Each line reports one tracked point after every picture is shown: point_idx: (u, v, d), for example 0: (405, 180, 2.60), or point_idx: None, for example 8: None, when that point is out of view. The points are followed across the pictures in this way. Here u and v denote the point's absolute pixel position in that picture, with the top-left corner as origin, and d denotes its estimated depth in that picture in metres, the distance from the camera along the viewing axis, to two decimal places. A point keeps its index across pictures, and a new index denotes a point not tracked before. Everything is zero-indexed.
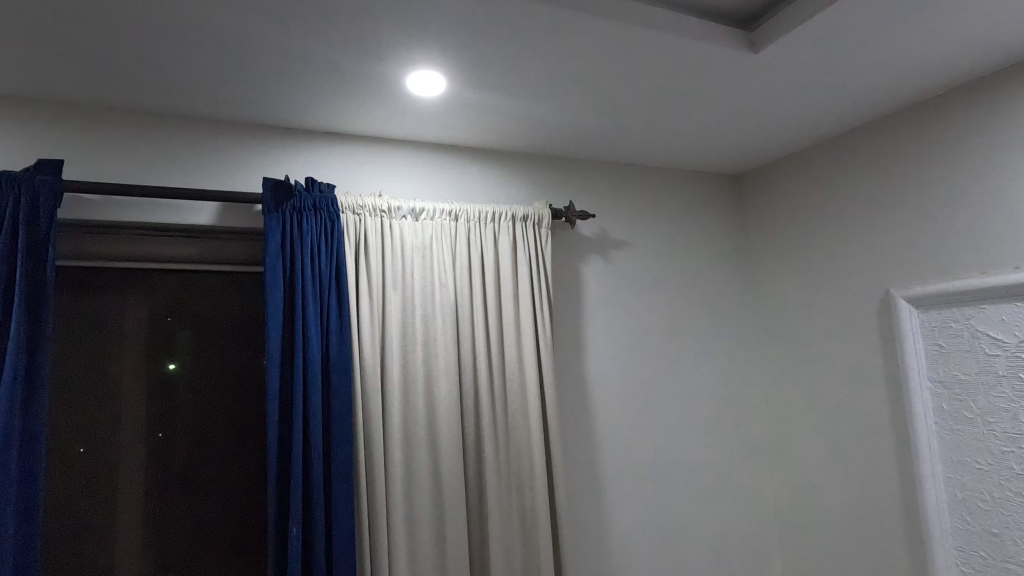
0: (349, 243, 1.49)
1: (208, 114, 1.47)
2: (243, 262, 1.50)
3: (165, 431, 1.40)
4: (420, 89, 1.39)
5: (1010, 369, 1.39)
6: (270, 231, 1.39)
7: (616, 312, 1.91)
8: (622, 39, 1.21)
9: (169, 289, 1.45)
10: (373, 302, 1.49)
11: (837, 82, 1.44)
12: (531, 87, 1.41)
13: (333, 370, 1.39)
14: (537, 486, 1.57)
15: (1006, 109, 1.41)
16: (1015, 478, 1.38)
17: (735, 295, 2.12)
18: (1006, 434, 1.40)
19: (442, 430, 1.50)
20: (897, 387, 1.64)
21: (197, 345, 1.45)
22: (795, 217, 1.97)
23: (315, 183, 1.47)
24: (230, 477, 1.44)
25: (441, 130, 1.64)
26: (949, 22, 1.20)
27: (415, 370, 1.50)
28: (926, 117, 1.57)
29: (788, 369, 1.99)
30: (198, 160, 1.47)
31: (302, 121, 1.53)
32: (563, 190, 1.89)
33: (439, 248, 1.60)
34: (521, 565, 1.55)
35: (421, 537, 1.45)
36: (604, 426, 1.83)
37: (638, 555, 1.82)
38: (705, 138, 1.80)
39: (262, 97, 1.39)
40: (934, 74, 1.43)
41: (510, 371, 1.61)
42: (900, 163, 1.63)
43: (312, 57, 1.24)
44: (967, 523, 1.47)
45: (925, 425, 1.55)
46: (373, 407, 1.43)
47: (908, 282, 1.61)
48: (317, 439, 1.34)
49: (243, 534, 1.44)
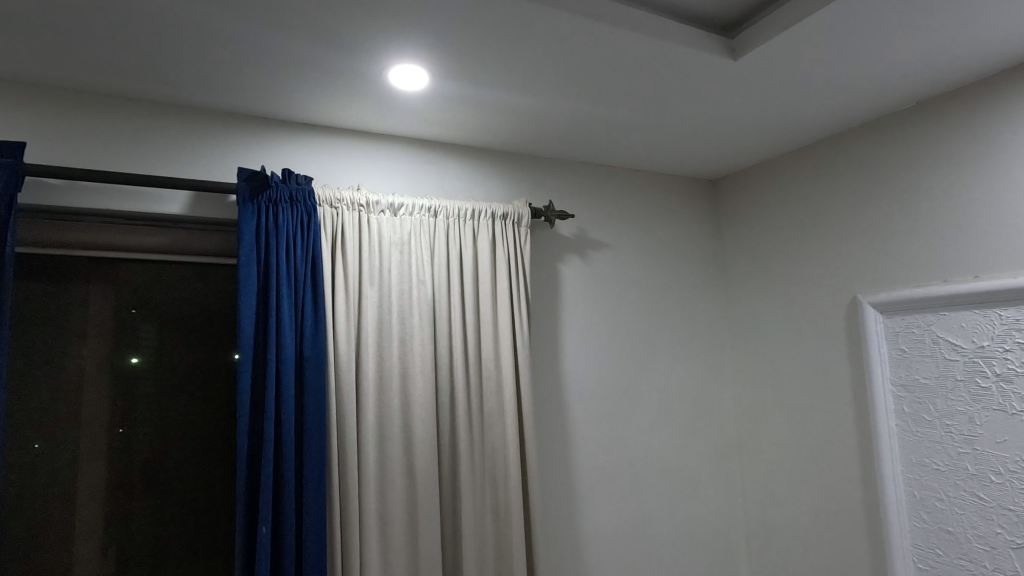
0: (326, 237, 1.47)
1: (181, 100, 1.43)
2: (213, 254, 1.46)
3: (126, 427, 1.36)
4: (401, 82, 1.37)
5: (968, 374, 1.44)
6: (244, 221, 1.35)
7: (593, 313, 1.92)
8: (604, 40, 1.21)
9: (133, 280, 1.40)
10: (350, 297, 1.47)
11: (813, 90, 1.47)
12: (513, 84, 1.40)
13: (307, 364, 1.36)
14: (512, 484, 1.57)
15: (968, 124, 1.46)
16: (970, 478, 1.43)
17: (710, 298, 2.16)
18: (962, 436, 1.44)
19: (417, 429, 1.49)
20: (862, 389, 1.69)
21: (162, 339, 1.41)
22: (769, 223, 2.01)
23: (292, 175, 1.44)
24: (195, 475, 1.40)
25: (422, 124, 1.62)
26: (918, 38, 1.24)
27: (391, 366, 1.49)
28: (895, 128, 1.62)
29: (760, 372, 2.03)
30: (169, 148, 1.43)
31: (280, 111, 1.50)
32: (543, 189, 1.89)
33: (417, 244, 1.58)
34: (494, 565, 1.54)
35: (394, 536, 1.43)
36: (578, 425, 1.84)
37: (609, 554, 1.83)
38: (685, 143, 1.82)
39: (239, 86, 1.36)
40: (905, 87, 1.47)
41: (487, 370, 1.61)
42: (872, 172, 1.67)
43: (291, 48, 1.22)
44: (924, 521, 1.51)
45: (887, 426, 1.59)
46: (347, 403, 1.41)
47: (874, 289, 1.66)
48: (289, 435, 1.31)
49: (210, 532, 1.41)
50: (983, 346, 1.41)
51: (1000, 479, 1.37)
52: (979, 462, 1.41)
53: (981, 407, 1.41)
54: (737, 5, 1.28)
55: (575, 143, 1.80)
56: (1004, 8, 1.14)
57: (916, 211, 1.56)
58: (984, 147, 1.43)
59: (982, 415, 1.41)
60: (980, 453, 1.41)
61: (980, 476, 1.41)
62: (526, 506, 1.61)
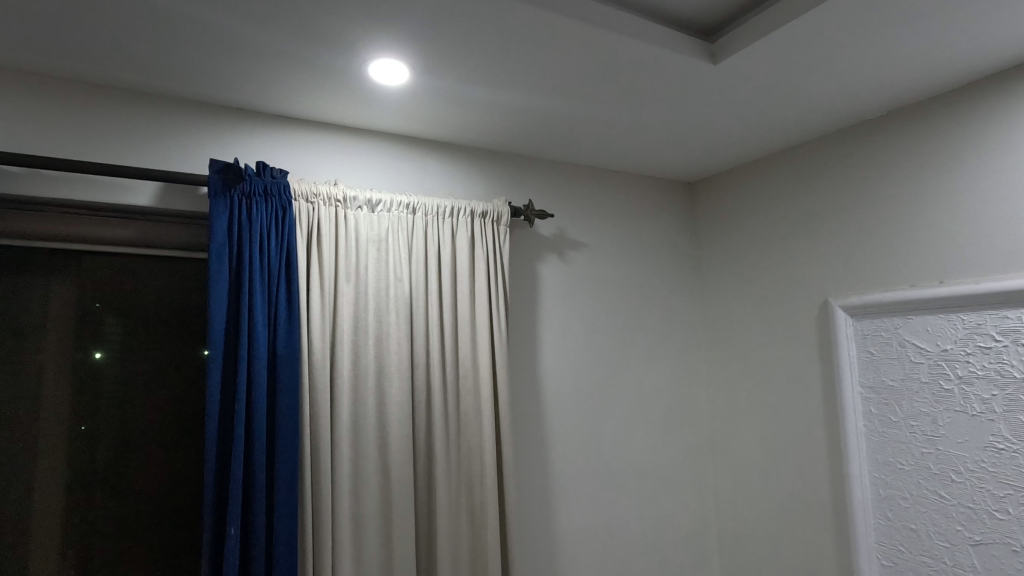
0: (301, 232, 1.44)
1: (151, 88, 1.38)
2: (182, 248, 1.41)
3: (89, 425, 1.31)
4: (381, 77, 1.35)
5: (932, 376, 1.48)
6: (215, 215, 1.32)
7: (571, 312, 1.93)
8: (586, 40, 1.21)
9: (98, 274, 1.35)
10: (325, 293, 1.44)
11: (790, 96, 1.50)
12: (494, 82, 1.39)
13: (280, 362, 1.33)
14: (487, 484, 1.56)
15: (935, 134, 1.51)
16: (932, 477, 1.47)
17: (686, 300, 2.18)
18: (925, 437, 1.49)
19: (392, 428, 1.47)
20: (831, 390, 1.73)
21: (127, 335, 1.36)
22: (744, 226, 2.04)
23: (266, 168, 1.41)
24: (161, 475, 1.36)
25: (401, 120, 1.60)
26: (889, 49, 1.27)
27: (367, 364, 1.46)
28: (868, 136, 1.66)
29: (733, 373, 2.06)
30: (138, 137, 1.38)
31: (255, 102, 1.46)
32: (523, 189, 1.89)
33: (394, 241, 1.56)
34: (468, 565, 1.53)
35: (367, 537, 1.41)
36: (554, 424, 1.84)
37: (583, 552, 1.84)
38: (663, 145, 1.84)
39: (214, 76, 1.33)
40: (877, 95, 1.51)
41: (464, 369, 1.59)
42: (844, 179, 1.72)
43: (268, 39, 1.19)
44: (888, 519, 1.55)
45: (855, 426, 1.64)
46: (321, 402, 1.39)
47: (845, 293, 1.70)
48: (260, 434, 1.28)
49: (176, 533, 1.36)
50: (947, 349, 1.45)
51: (960, 478, 1.42)
52: (941, 462, 1.46)
53: (944, 408, 1.45)
54: (717, 10, 1.30)
55: (555, 142, 1.80)
56: (970, 22, 1.18)
57: (885, 217, 1.61)
58: (949, 158, 1.48)
59: (945, 416, 1.45)
60: (942, 453, 1.45)
61: (942, 475, 1.45)
62: (501, 506, 1.61)
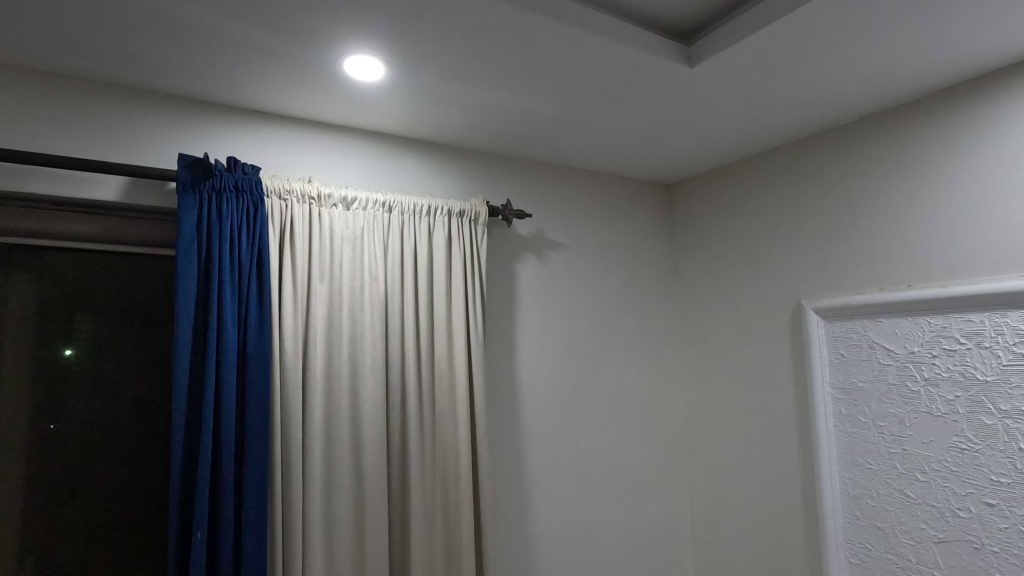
0: (273, 230, 1.41)
1: (117, 79, 1.34)
2: (150, 244, 1.37)
3: (57, 423, 1.27)
4: (356, 73, 1.33)
5: (900, 377, 1.51)
6: (183, 211, 1.28)
7: (548, 312, 1.92)
8: (563, 41, 1.21)
9: (63, 268, 1.31)
10: (297, 292, 1.42)
11: (765, 100, 1.52)
12: (472, 80, 1.38)
13: (250, 362, 1.30)
14: (462, 484, 1.55)
15: (904, 140, 1.54)
16: (899, 477, 1.50)
17: (663, 301, 2.20)
18: (893, 437, 1.52)
19: (366, 429, 1.45)
20: (803, 391, 1.76)
21: (97, 331, 1.33)
22: (721, 228, 2.06)
23: (238, 164, 1.37)
24: (129, 475, 1.32)
25: (378, 117, 1.58)
26: (860, 57, 1.30)
27: (340, 364, 1.44)
28: (841, 141, 1.69)
29: (708, 373, 2.09)
30: (104, 131, 1.34)
31: (228, 97, 1.43)
32: (501, 188, 1.88)
33: (370, 239, 1.54)
34: (442, 566, 1.52)
35: (339, 539, 1.39)
36: (531, 424, 1.84)
37: (558, 552, 1.84)
38: (642, 146, 1.85)
39: (184, 69, 1.30)
40: (849, 101, 1.53)
41: (440, 369, 1.58)
42: (819, 183, 1.74)
43: (240, 32, 1.16)
44: (856, 518, 1.58)
45: (826, 426, 1.66)
46: (293, 403, 1.36)
47: (818, 295, 1.73)
48: (228, 435, 1.25)
49: (143, 535, 1.33)
50: (914, 351, 1.48)
51: (925, 477, 1.45)
52: (907, 462, 1.49)
53: (911, 409, 1.48)
54: (694, 14, 1.31)
55: (534, 142, 1.79)
56: (938, 32, 1.20)
57: (857, 221, 1.64)
58: (917, 164, 1.51)
59: (911, 417, 1.48)
60: (908, 453, 1.49)
61: (908, 475, 1.48)
62: (476, 507, 1.60)
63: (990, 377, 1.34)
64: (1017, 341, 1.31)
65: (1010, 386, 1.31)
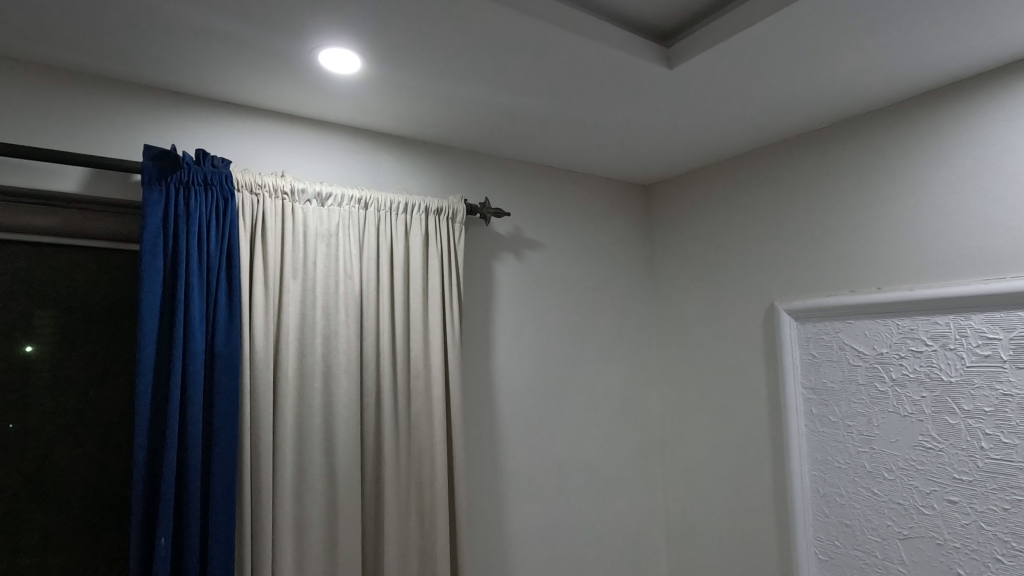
0: (244, 225, 1.37)
1: (77, 65, 1.28)
2: (112, 239, 1.32)
3: (17, 422, 1.21)
4: (332, 65, 1.30)
5: (869, 378, 1.54)
6: (149, 205, 1.24)
7: (526, 312, 1.92)
8: (542, 38, 1.20)
9: (23, 262, 1.25)
10: (269, 289, 1.38)
11: (742, 103, 1.53)
12: (450, 76, 1.37)
13: (219, 361, 1.26)
14: (438, 484, 1.53)
15: (875, 146, 1.57)
16: (867, 475, 1.54)
17: (640, 301, 2.21)
18: (861, 436, 1.55)
19: (339, 429, 1.42)
20: (775, 391, 1.79)
21: (60, 327, 1.27)
22: (698, 229, 2.08)
23: (207, 157, 1.33)
24: (93, 475, 1.27)
25: (354, 111, 1.55)
26: (834, 62, 1.32)
27: (313, 363, 1.41)
28: (816, 146, 1.72)
29: (683, 372, 2.11)
30: (64, 120, 1.28)
31: (198, 87, 1.39)
32: (479, 186, 1.87)
33: (345, 236, 1.51)
34: (416, 567, 1.50)
35: (311, 541, 1.36)
36: (507, 424, 1.83)
37: (533, 552, 1.84)
38: (620, 146, 1.85)
39: (151, 57, 1.25)
40: (822, 106, 1.56)
41: (415, 368, 1.56)
42: (793, 187, 1.77)
43: (209, 21, 1.12)
44: (825, 515, 1.61)
45: (797, 426, 1.69)
46: (263, 403, 1.33)
47: (790, 297, 1.76)
48: (195, 436, 1.21)
49: (108, 538, 1.28)
50: (883, 352, 1.52)
51: (892, 475, 1.48)
52: (875, 460, 1.52)
53: (879, 409, 1.52)
54: (673, 15, 1.31)
55: (513, 140, 1.78)
56: (908, 41, 1.23)
57: (830, 224, 1.67)
58: (888, 170, 1.55)
59: (879, 417, 1.52)
60: (875, 451, 1.52)
61: (875, 473, 1.52)
62: (452, 507, 1.58)
63: (954, 378, 1.38)
64: (980, 343, 1.35)
65: (973, 387, 1.35)
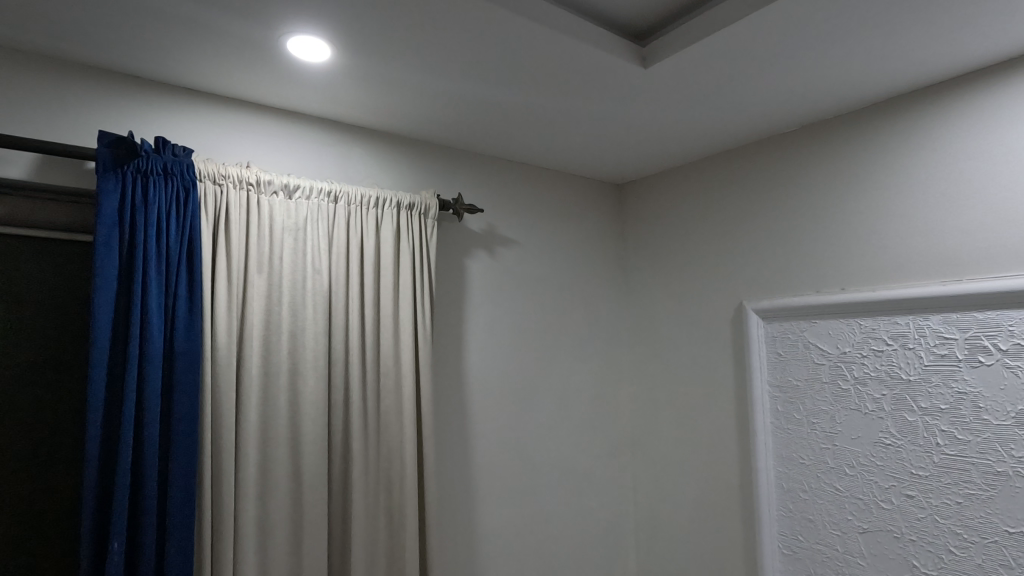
0: (207, 217, 1.32)
1: (27, 45, 1.21)
2: (63, 228, 1.26)
3: None
4: (301, 53, 1.26)
5: (832, 376, 1.58)
6: (104, 194, 1.18)
7: (498, 308, 1.90)
8: (518, 33, 1.19)
9: None
10: (233, 284, 1.33)
11: (715, 104, 1.55)
12: (423, 68, 1.34)
13: (178, 358, 1.21)
14: (407, 483, 1.51)
15: (841, 150, 1.61)
16: (829, 471, 1.57)
17: (612, 299, 2.22)
18: (824, 433, 1.59)
19: (306, 427, 1.38)
20: (743, 389, 1.82)
21: (4, 321, 1.20)
22: (669, 228, 2.11)
23: (167, 145, 1.27)
24: (38, 476, 1.21)
25: (323, 102, 1.51)
26: (803, 66, 1.34)
27: (278, 361, 1.37)
28: (785, 149, 1.75)
29: (654, 371, 2.13)
30: (11, 101, 1.21)
31: (159, 72, 1.33)
32: (452, 181, 1.85)
33: (313, 230, 1.47)
34: (384, 567, 1.47)
35: (275, 543, 1.32)
36: (478, 421, 1.82)
37: (503, 549, 1.83)
38: (594, 144, 1.85)
39: (108, 39, 1.19)
40: (791, 109, 1.59)
41: (385, 365, 1.53)
42: (762, 189, 1.81)
43: (171, 3, 1.07)
44: (790, 510, 1.65)
45: (763, 423, 1.73)
46: (225, 401, 1.28)
47: (758, 297, 1.79)
48: (152, 436, 1.16)
49: (54, 543, 1.21)
50: (846, 352, 1.56)
51: (853, 471, 1.52)
52: (837, 457, 1.56)
53: (842, 407, 1.56)
54: (648, 15, 1.32)
55: (486, 135, 1.76)
56: (874, 47, 1.26)
57: (798, 226, 1.71)
58: (853, 174, 1.59)
59: (842, 414, 1.56)
60: (838, 448, 1.56)
61: (837, 469, 1.56)
62: (422, 506, 1.56)
63: (913, 376, 1.43)
64: (938, 343, 1.39)
65: (930, 385, 1.40)
